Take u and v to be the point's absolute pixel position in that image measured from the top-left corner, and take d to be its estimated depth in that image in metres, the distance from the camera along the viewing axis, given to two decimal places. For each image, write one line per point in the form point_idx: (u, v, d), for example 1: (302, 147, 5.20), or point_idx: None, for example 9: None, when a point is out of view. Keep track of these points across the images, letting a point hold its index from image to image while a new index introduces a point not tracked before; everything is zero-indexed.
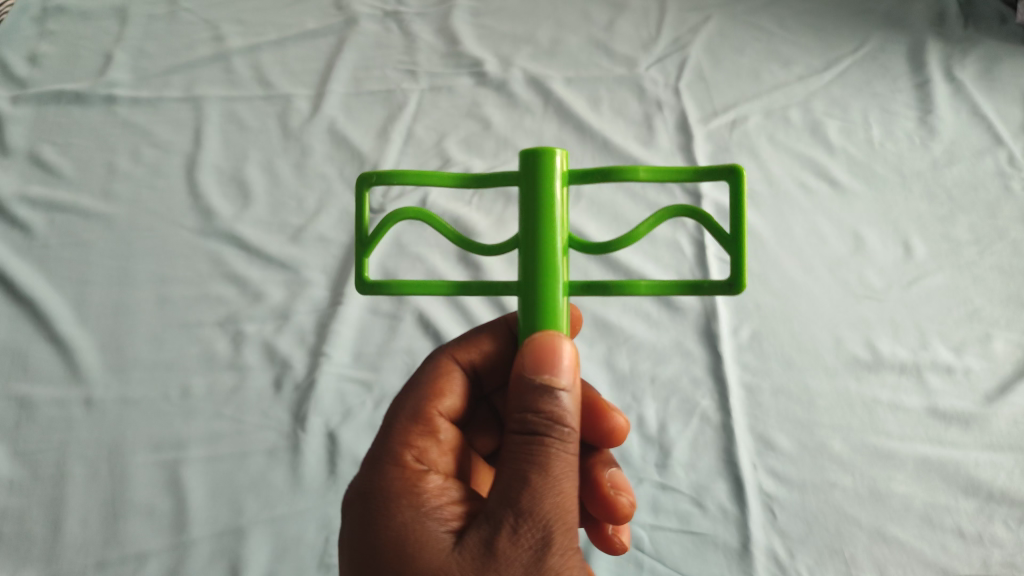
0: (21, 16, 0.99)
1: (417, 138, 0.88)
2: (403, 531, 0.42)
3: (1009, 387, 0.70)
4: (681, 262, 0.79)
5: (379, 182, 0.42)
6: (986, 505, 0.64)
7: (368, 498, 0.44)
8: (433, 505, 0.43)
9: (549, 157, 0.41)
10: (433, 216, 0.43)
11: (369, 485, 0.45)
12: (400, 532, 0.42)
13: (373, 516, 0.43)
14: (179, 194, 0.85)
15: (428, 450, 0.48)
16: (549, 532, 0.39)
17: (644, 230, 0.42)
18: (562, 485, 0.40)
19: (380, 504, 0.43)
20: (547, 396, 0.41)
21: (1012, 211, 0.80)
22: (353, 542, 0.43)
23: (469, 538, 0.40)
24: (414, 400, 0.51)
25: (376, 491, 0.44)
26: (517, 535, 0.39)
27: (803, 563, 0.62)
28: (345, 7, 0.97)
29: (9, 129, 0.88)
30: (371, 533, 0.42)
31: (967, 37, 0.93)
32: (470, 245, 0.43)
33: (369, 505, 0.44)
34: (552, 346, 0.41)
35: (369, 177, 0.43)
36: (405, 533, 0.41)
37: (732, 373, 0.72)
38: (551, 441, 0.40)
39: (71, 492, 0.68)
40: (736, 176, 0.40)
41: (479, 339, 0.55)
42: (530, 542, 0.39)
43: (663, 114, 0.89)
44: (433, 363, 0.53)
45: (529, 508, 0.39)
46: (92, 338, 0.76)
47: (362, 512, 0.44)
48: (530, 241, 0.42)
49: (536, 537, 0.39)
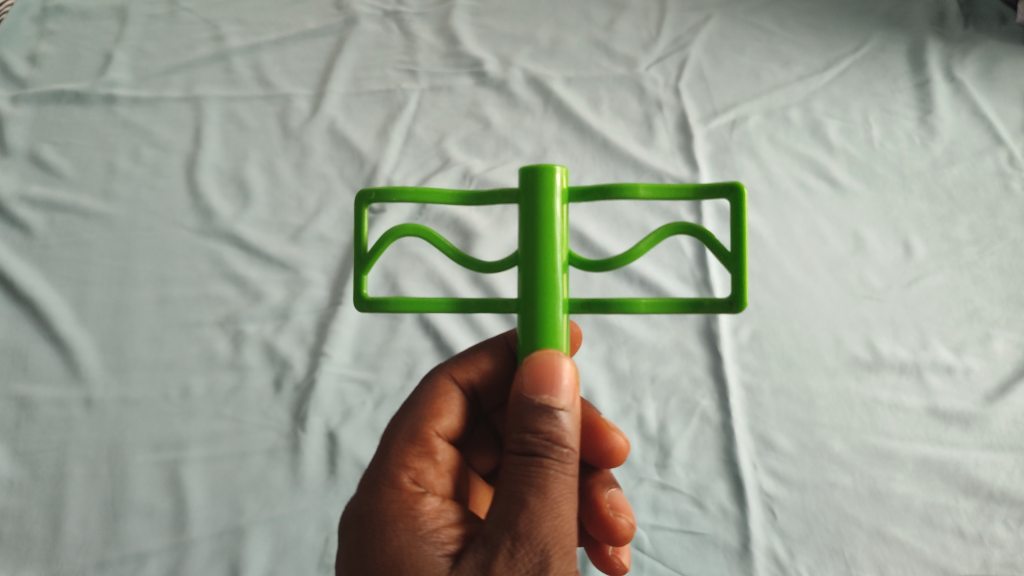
0: (21, 16, 0.99)
1: (417, 138, 0.88)
2: (400, 555, 0.42)
3: (1009, 388, 0.70)
4: (681, 263, 0.79)
5: (378, 199, 0.42)
6: (986, 505, 0.64)
7: (365, 522, 0.44)
8: (429, 529, 0.43)
9: (549, 175, 0.41)
10: (432, 233, 0.43)
11: (365, 508, 0.45)
12: (396, 555, 0.42)
13: (369, 540, 0.43)
14: (179, 194, 0.85)
15: (425, 471, 0.48)
16: (546, 556, 0.39)
17: (644, 247, 0.42)
18: (560, 507, 0.40)
19: (377, 529, 0.43)
20: (546, 416, 0.41)
21: (1012, 211, 0.80)
22: (350, 566, 0.43)
23: (465, 561, 0.40)
24: (411, 420, 0.50)
25: (372, 514, 0.44)
26: (514, 559, 0.39)
27: (804, 563, 0.62)
28: (346, 7, 0.97)
29: (9, 129, 0.88)
30: (368, 556, 0.43)
31: (967, 37, 0.93)
32: (469, 262, 0.43)
33: (366, 529, 0.44)
34: (551, 366, 0.40)
35: (368, 195, 0.43)
36: (400, 557, 0.42)
37: (732, 372, 0.72)
38: (550, 462, 0.40)
39: (71, 492, 0.68)
40: (736, 193, 0.40)
41: (478, 357, 0.55)
42: (527, 567, 0.39)
43: (663, 114, 0.89)
44: (431, 383, 0.53)
45: (526, 531, 0.39)
46: (92, 338, 0.76)
47: (358, 535, 0.44)
48: (530, 259, 0.41)
49: (534, 561, 0.39)
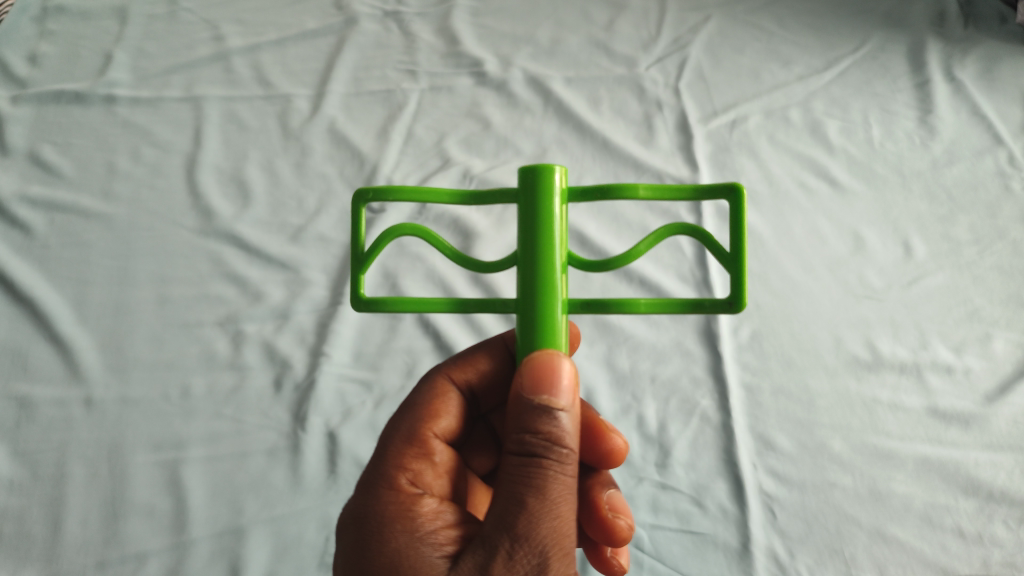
0: (21, 16, 0.99)
1: (417, 138, 0.88)
2: (398, 556, 0.42)
3: (1009, 388, 0.70)
4: (681, 263, 0.79)
5: (376, 199, 0.42)
6: (986, 505, 0.64)
7: (363, 524, 0.44)
8: (428, 530, 0.43)
9: (548, 175, 0.41)
10: (431, 232, 0.43)
11: (363, 510, 0.45)
12: (395, 557, 0.42)
13: (368, 541, 0.43)
14: (179, 194, 0.85)
15: (424, 472, 0.48)
16: (545, 557, 0.39)
17: (644, 248, 0.42)
18: (559, 508, 0.40)
19: (375, 530, 0.43)
20: (545, 417, 0.41)
21: (1012, 211, 0.80)
22: (348, 567, 0.43)
23: (464, 562, 0.40)
24: (409, 421, 0.50)
25: (370, 516, 0.44)
26: (513, 560, 0.39)
27: (804, 563, 0.62)
28: (346, 7, 0.97)
29: (9, 129, 0.88)
30: (366, 558, 0.42)
31: (967, 37, 0.93)
32: (468, 262, 0.43)
33: (364, 530, 0.44)
34: (550, 367, 0.40)
35: (366, 194, 0.43)
36: (399, 559, 0.42)
37: (733, 372, 0.72)
38: (549, 463, 0.40)
39: (71, 492, 0.68)
40: (736, 195, 0.40)
41: (476, 358, 0.55)
42: (526, 568, 0.39)
43: (663, 114, 0.89)
44: (429, 384, 0.53)
45: (525, 532, 0.39)
46: (92, 338, 0.75)
47: (356, 537, 0.44)
48: (529, 259, 0.41)
49: (532, 563, 0.39)
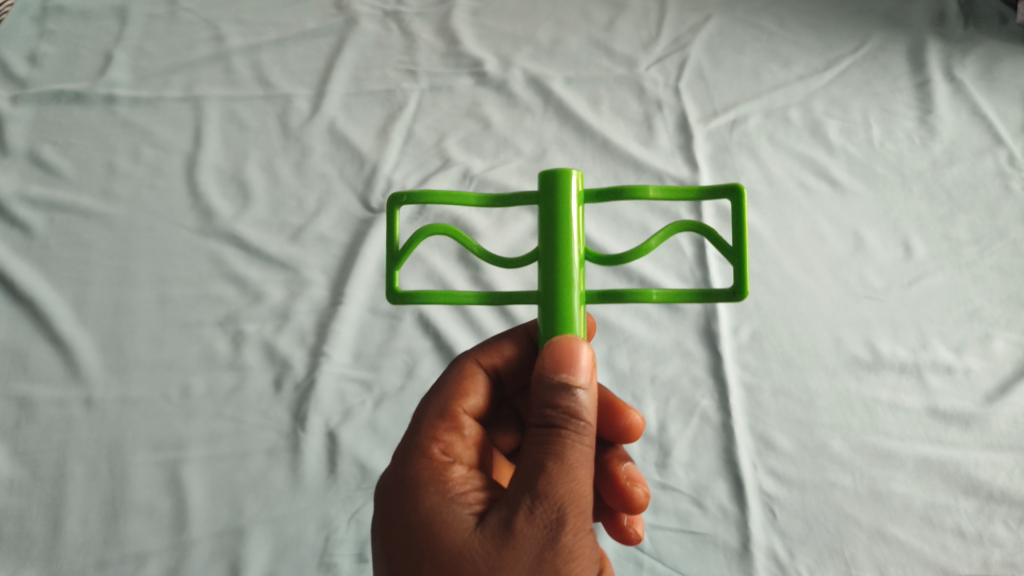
0: (21, 16, 0.99)
1: (417, 138, 0.88)
2: (427, 514, 0.41)
3: (1009, 387, 0.70)
4: (681, 262, 0.79)
5: (409, 202, 0.42)
6: (986, 505, 0.64)
7: (396, 488, 0.44)
8: (456, 491, 0.43)
9: (565, 177, 0.41)
10: (458, 231, 0.43)
11: (396, 475, 0.45)
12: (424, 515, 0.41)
13: (399, 503, 0.43)
14: (179, 193, 0.85)
15: (453, 443, 0.47)
16: (563, 513, 0.39)
17: (655, 243, 0.42)
18: (577, 471, 0.40)
19: (406, 493, 0.43)
20: (565, 391, 0.41)
21: (1012, 211, 0.80)
22: (383, 528, 0.43)
23: (489, 518, 0.40)
24: (439, 399, 0.51)
25: (402, 481, 0.44)
26: (534, 515, 0.39)
27: (803, 563, 0.62)
28: (346, 8, 0.98)
29: (9, 129, 0.88)
30: (398, 519, 0.42)
31: (967, 37, 0.93)
32: (493, 258, 0.43)
33: (396, 493, 0.44)
34: (569, 348, 0.41)
35: (399, 198, 0.43)
36: (428, 516, 0.41)
37: (732, 372, 0.72)
38: (568, 432, 0.40)
39: (70, 492, 0.68)
40: (737, 195, 0.40)
41: (501, 343, 0.55)
42: (544, 522, 0.38)
43: (663, 114, 0.89)
44: (457, 366, 0.53)
45: (545, 490, 0.39)
46: (91, 338, 0.75)
47: (388, 500, 0.44)
48: (550, 254, 0.42)
49: (550, 518, 0.38)
